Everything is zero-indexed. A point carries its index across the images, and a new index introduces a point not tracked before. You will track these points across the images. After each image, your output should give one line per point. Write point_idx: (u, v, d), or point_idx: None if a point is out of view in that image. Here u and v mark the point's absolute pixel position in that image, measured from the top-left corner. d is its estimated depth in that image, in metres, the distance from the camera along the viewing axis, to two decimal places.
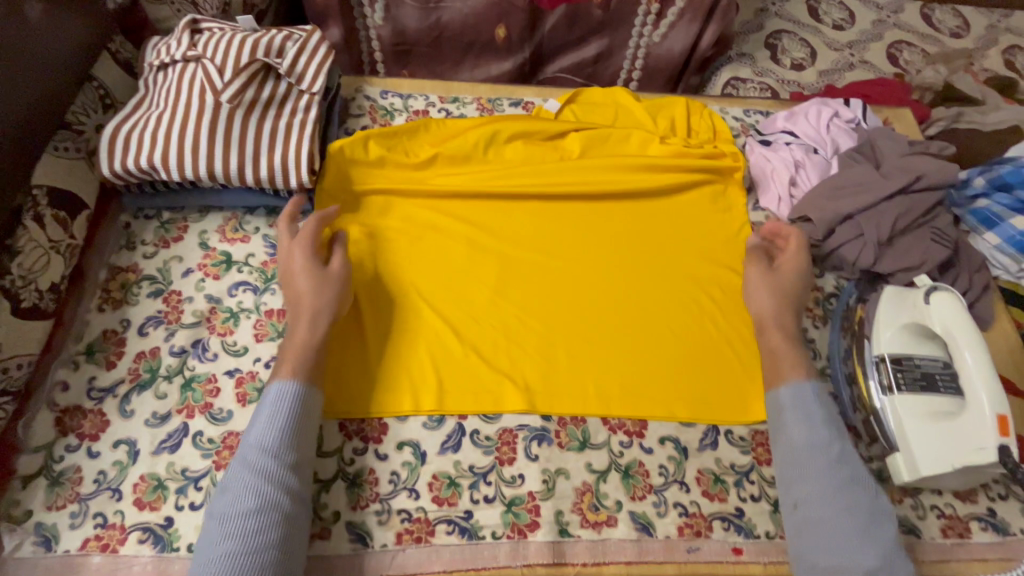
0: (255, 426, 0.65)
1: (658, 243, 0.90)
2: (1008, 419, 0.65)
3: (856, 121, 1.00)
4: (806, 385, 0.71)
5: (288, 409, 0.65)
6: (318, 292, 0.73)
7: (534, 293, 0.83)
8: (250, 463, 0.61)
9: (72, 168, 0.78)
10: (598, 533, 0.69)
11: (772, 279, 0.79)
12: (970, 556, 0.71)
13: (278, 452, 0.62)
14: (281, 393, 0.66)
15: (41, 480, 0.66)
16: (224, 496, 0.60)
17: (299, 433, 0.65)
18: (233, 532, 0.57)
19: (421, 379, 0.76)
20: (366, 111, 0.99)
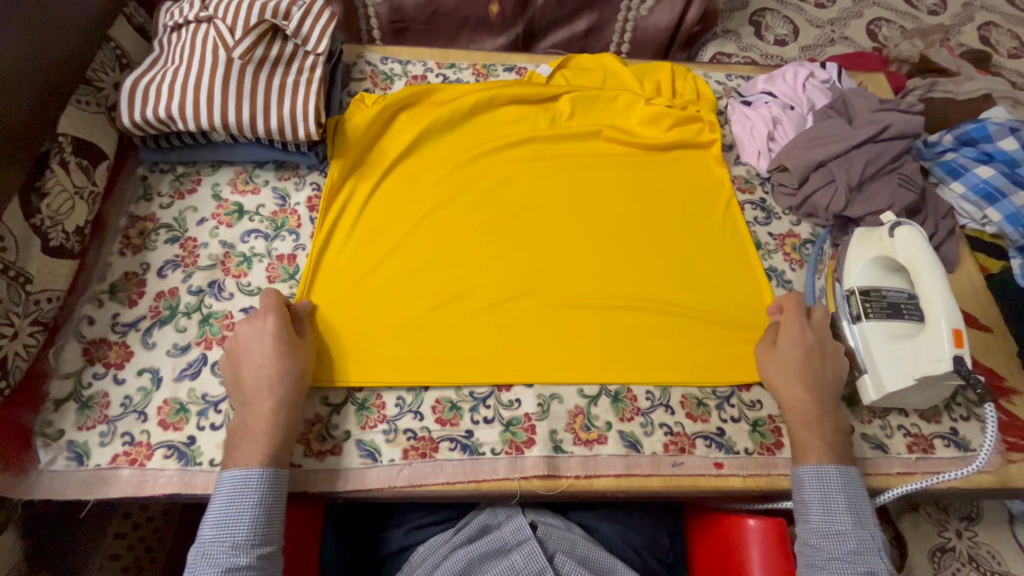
0: (217, 513, 0.63)
1: (647, 208, 0.93)
2: (962, 333, 0.72)
3: (830, 81, 1.05)
4: (830, 472, 0.69)
5: (257, 495, 0.64)
6: (287, 360, 0.71)
7: (530, 249, 0.88)
8: (215, 563, 0.61)
9: (94, 120, 0.82)
10: (590, 450, 0.74)
11: (781, 362, 0.77)
12: (931, 469, 0.77)
13: (243, 547, 0.61)
14: (246, 481, 0.64)
15: (71, 403, 0.71)
16: None
17: (265, 521, 0.64)
18: None
19: (422, 328, 0.80)
20: (367, 76, 1.05)
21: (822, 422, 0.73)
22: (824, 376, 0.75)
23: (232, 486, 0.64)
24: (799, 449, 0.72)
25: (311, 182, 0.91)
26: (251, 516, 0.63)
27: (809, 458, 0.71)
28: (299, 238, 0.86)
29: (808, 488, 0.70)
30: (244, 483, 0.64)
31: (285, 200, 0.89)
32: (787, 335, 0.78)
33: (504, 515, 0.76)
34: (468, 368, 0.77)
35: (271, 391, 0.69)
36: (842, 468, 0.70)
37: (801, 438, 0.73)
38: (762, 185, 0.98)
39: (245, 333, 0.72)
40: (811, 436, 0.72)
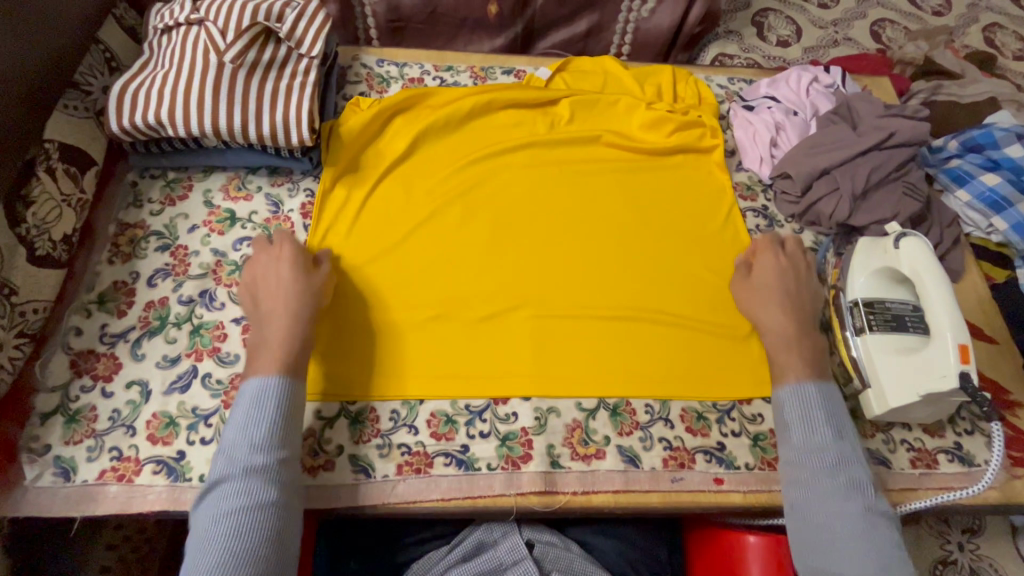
0: (235, 423, 0.64)
1: (648, 215, 0.92)
2: (969, 348, 0.69)
3: (834, 86, 1.03)
4: (810, 391, 0.71)
5: (272, 402, 0.65)
6: (308, 284, 0.74)
7: (529, 258, 0.86)
8: (233, 463, 0.62)
9: (82, 126, 0.81)
10: (587, 464, 0.73)
11: (756, 289, 0.81)
12: (935, 484, 0.76)
13: (259, 448, 0.62)
14: (263, 387, 0.66)
15: (58, 417, 0.69)
16: (210, 500, 0.60)
17: (284, 428, 0.65)
18: (224, 505, 0.59)
19: (418, 340, 0.78)
20: (363, 78, 1.03)
21: (800, 345, 0.75)
22: (801, 302, 0.79)
23: (252, 396, 0.65)
24: (778, 372, 0.74)
25: (305, 188, 0.90)
26: (268, 419, 0.64)
27: (788, 379, 0.73)
28: None
29: (788, 409, 0.71)
30: (263, 391, 0.65)
31: (278, 206, 0.88)
32: (762, 265, 0.82)
33: (500, 533, 0.75)
34: (464, 380, 0.76)
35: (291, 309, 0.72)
36: (821, 386, 0.72)
37: (780, 360, 0.75)
38: (764, 192, 0.97)
39: (265, 261, 0.76)
40: (790, 358, 0.74)
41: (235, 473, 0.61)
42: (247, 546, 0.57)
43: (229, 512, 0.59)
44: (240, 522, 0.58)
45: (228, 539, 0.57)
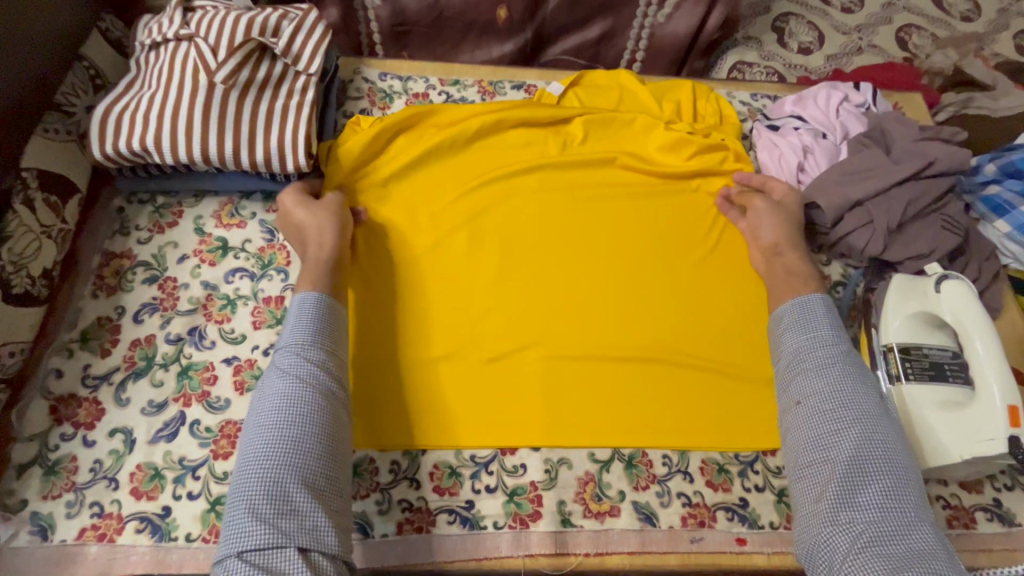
0: (283, 335, 0.66)
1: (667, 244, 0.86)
2: (1018, 410, 0.65)
3: (865, 105, 0.97)
4: (813, 297, 0.73)
5: (312, 311, 0.67)
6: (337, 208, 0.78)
7: (539, 293, 0.81)
8: (281, 365, 0.63)
9: (64, 150, 0.76)
10: (600, 523, 0.68)
11: (774, 209, 0.83)
12: (974, 546, 0.71)
13: (303, 351, 0.64)
14: (303, 300, 0.68)
15: (36, 469, 0.65)
16: (262, 401, 0.62)
17: (327, 337, 0.66)
18: (272, 403, 0.60)
19: (421, 382, 0.74)
20: (364, 93, 0.97)
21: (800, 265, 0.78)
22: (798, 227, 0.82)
23: (295, 309, 0.67)
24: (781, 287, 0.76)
25: None
26: (308, 325, 0.66)
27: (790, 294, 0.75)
28: (288, 277, 0.79)
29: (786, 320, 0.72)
30: (305, 303, 0.67)
31: (273, 234, 0.82)
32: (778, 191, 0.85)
33: None
34: (469, 428, 0.71)
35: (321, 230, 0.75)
36: (824, 295, 0.73)
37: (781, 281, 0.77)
38: None
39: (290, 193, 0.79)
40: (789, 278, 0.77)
41: (282, 374, 0.62)
42: (294, 439, 0.58)
43: (275, 408, 0.60)
44: (285, 418, 0.59)
45: (276, 430, 0.58)
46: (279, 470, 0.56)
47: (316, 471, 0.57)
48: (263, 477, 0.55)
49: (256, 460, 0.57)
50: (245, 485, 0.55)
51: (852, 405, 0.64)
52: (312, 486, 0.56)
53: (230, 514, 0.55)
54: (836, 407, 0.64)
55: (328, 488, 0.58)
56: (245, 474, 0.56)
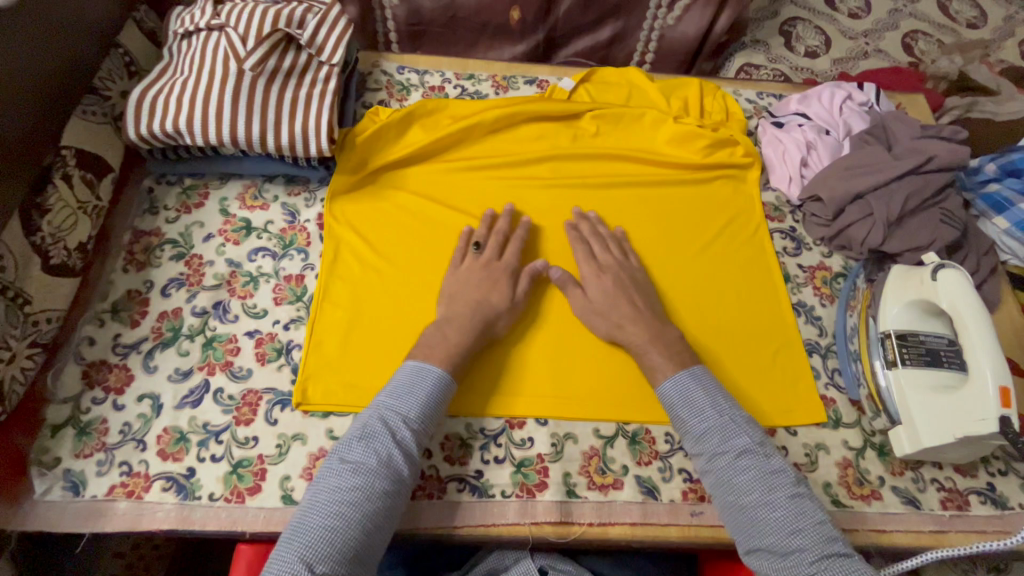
0: (394, 394, 0.66)
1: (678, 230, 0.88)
2: (1011, 391, 0.66)
3: (868, 104, 1.00)
4: (684, 377, 0.69)
5: (430, 387, 0.67)
6: (505, 275, 0.78)
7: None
8: (387, 427, 0.63)
9: (100, 131, 0.80)
10: (604, 495, 0.71)
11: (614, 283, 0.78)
12: (966, 527, 0.73)
13: (410, 423, 0.64)
14: (430, 370, 0.68)
15: (68, 429, 0.68)
16: (352, 450, 0.61)
17: (431, 413, 0.67)
18: (365, 462, 0.60)
19: (487, 383, 0.75)
20: (382, 86, 1.01)
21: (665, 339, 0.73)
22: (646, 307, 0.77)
23: (414, 374, 0.68)
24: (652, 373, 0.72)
25: (322, 198, 0.88)
26: (423, 400, 0.66)
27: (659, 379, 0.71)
28: (308, 257, 0.83)
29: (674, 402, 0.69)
30: (424, 370, 0.68)
31: (294, 216, 0.86)
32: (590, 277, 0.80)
33: (512, 559, 0.72)
34: (475, 403, 0.74)
35: (485, 295, 0.76)
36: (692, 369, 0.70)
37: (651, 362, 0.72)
38: (792, 213, 0.94)
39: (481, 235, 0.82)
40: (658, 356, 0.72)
41: (387, 437, 0.62)
42: (369, 510, 0.58)
43: (368, 470, 0.60)
44: (372, 483, 0.59)
45: (360, 494, 0.58)
46: (345, 534, 0.56)
47: (371, 544, 0.57)
48: (327, 536, 0.55)
49: (330, 515, 0.56)
50: (304, 535, 0.55)
51: (784, 462, 0.64)
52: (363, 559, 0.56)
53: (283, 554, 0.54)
54: (732, 480, 0.63)
55: (368, 564, 0.57)
56: (310, 524, 0.56)
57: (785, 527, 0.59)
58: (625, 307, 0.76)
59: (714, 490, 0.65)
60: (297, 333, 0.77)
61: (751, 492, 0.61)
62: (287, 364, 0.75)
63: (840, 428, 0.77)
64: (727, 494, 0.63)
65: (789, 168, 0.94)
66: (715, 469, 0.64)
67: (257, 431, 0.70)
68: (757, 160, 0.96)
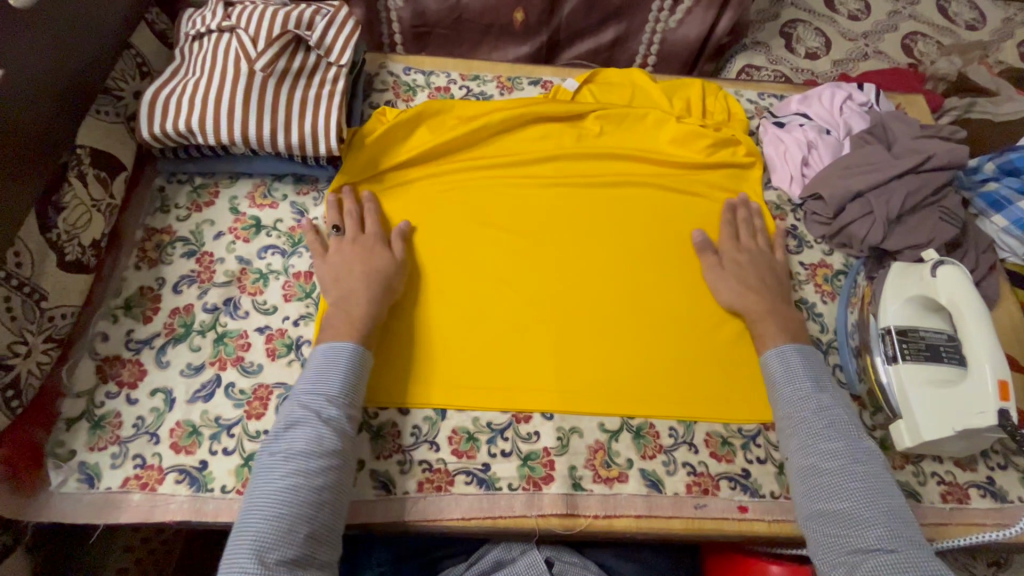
0: (311, 376, 0.68)
1: (732, 221, 0.90)
2: (1009, 385, 0.68)
3: (868, 105, 1.01)
4: (790, 351, 0.74)
5: (346, 363, 0.69)
6: (378, 243, 0.81)
7: (494, 269, 0.84)
8: (311, 409, 0.65)
9: (113, 130, 0.81)
10: (610, 488, 0.72)
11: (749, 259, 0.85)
12: (966, 519, 0.74)
13: (334, 400, 0.66)
14: (340, 348, 0.70)
15: (83, 423, 0.70)
16: (282, 437, 0.63)
17: (355, 388, 0.69)
18: (297, 445, 0.62)
19: (399, 361, 0.77)
20: (389, 86, 1.02)
21: (775, 314, 0.79)
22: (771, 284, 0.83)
23: (327, 356, 0.69)
24: (763, 338, 0.78)
25: (329, 197, 0.89)
26: (341, 376, 0.68)
27: (769, 344, 0.76)
28: None
29: (774, 369, 0.74)
30: (337, 350, 0.70)
31: (303, 215, 0.87)
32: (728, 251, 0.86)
33: (518, 551, 0.74)
34: (482, 400, 0.75)
35: (369, 263, 0.78)
36: (799, 345, 0.75)
37: (762, 328, 0.78)
38: (793, 212, 0.95)
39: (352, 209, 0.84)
40: (772, 325, 0.78)
41: (311, 418, 0.64)
42: (309, 487, 0.59)
43: (302, 451, 0.61)
44: (307, 463, 0.61)
45: (296, 475, 0.60)
46: (291, 514, 0.57)
47: (322, 520, 0.59)
48: (274, 518, 0.57)
49: (272, 501, 0.58)
50: (253, 523, 0.57)
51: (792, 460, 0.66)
52: (317, 534, 0.58)
53: (236, 546, 0.56)
54: (815, 446, 0.67)
55: (324, 539, 0.59)
56: (256, 512, 0.58)
57: (860, 497, 0.62)
58: (747, 289, 0.81)
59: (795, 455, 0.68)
60: (305, 329, 0.79)
61: (834, 460, 0.65)
62: (297, 360, 0.76)
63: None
64: (804, 460, 0.66)
65: (790, 168, 0.96)
66: (800, 433, 0.68)
67: (267, 424, 0.72)
68: (759, 159, 0.97)
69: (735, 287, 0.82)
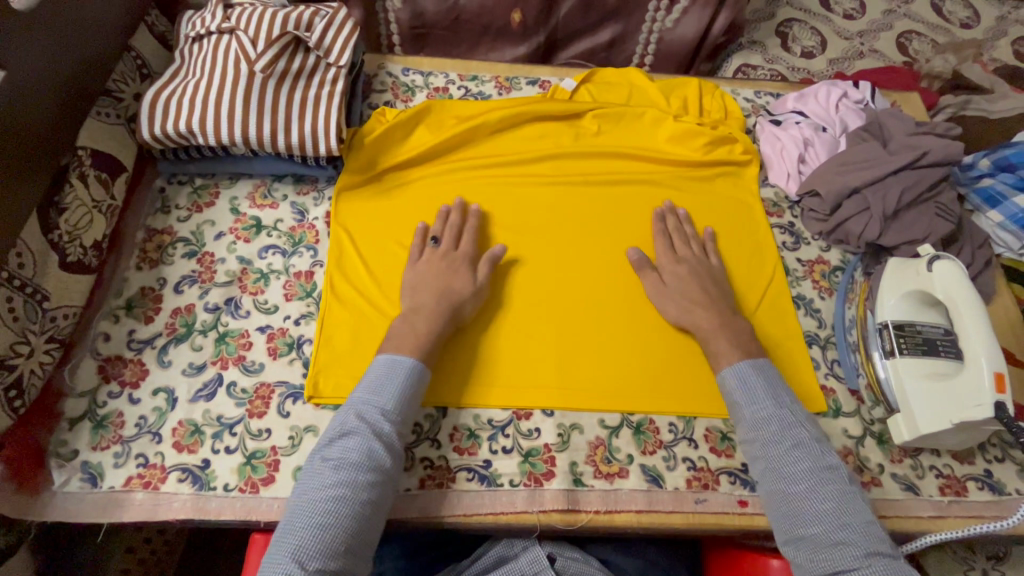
0: (368, 385, 0.68)
1: (667, 232, 0.88)
2: (1005, 377, 0.69)
3: (864, 102, 1.02)
4: (746, 366, 0.72)
5: (403, 376, 0.69)
6: (465, 264, 0.80)
7: (549, 275, 0.85)
8: (365, 420, 0.65)
9: (114, 131, 0.82)
10: (610, 483, 0.73)
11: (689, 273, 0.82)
12: (964, 512, 0.74)
13: (388, 413, 0.66)
14: (404, 363, 0.70)
15: (86, 422, 0.70)
16: (333, 445, 0.63)
17: (409, 402, 0.68)
18: (347, 456, 0.62)
19: None
20: (388, 87, 1.03)
21: (729, 330, 0.76)
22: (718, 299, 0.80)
23: (386, 366, 0.69)
24: (715, 359, 0.75)
25: (330, 197, 0.90)
26: (399, 388, 0.68)
27: (723, 364, 0.74)
28: (317, 254, 0.85)
29: (732, 389, 0.72)
30: (396, 363, 0.69)
31: (303, 215, 0.88)
32: (667, 269, 0.83)
33: (520, 548, 0.75)
34: (482, 395, 0.76)
35: (447, 282, 0.77)
36: (754, 360, 0.73)
37: (713, 348, 0.76)
38: (791, 209, 0.96)
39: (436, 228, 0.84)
40: (723, 342, 0.75)
41: (365, 430, 0.64)
42: (356, 501, 0.60)
43: (351, 462, 0.61)
44: (357, 475, 0.61)
45: (345, 486, 0.60)
46: (335, 525, 0.58)
47: (361, 535, 0.59)
48: (319, 527, 0.57)
49: (318, 509, 0.58)
50: (296, 530, 0.57)
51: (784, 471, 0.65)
52: (355, 549, 0.58)
53: (279, 548, 0.57)
54: (780, 470, 0.66)
55: (361, 555, 0.59)
56: (300, 519, 0.58)
57: (833, 519, 0.61)
58: (691, 306, 0.79)
59: (763, 478, 0.67)
60: (307, 328, 0.79)
61: (800, 483, 0.64)
62: (299, 358, 0.77)
63: (840, 417, 0.79)
64: (775, 482, 0.65)
65: (787, 166, 0.96)
66: (768, 455, 0.67)
67: (269, 423, 0.72)
68: (756, 157, 0.98)
69: (681, 304, 0.80)
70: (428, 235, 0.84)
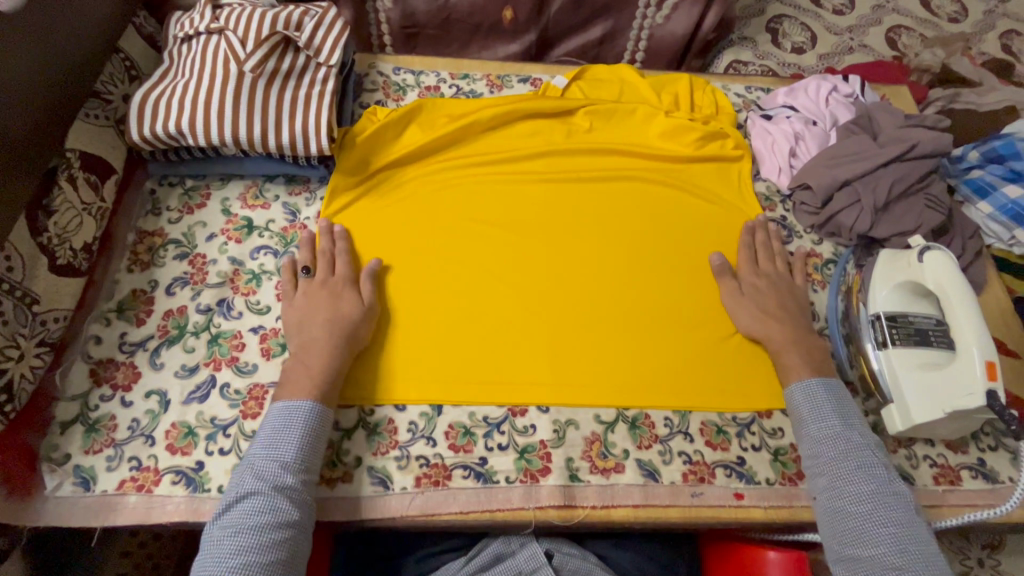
0: (265, 439, 0.65)
1: (754, 244, 0.88)
2: (996, 365, 0.69)
3: (853, 96, 1.03)
4: (815, 383, 0.73)
5: (302, 422, 0.66)
6: (346, 286, 0.78)
7: (490, 269, 0.84)
8: (265, 476, 0.62)
9: (103, 133, 0.81)
10: (607, 478, 0.73)
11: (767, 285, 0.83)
12: (959, 501, 0.75)
13: (290, 464, 0.63)
14: (298, 408, 0.67)
15: (78, 426, 0.70)
16: (233, 509, 0.60)
17: (311, 449, 0.66)
18: (250, 518, 0.59)
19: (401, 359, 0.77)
20: (379, 87, 1.03)
21: (801, 345, 0.77)
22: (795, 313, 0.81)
23: (282, 416, 0.66)
24: (785, 370, 0.76)
25: (322, 197, 0.89)
26: (298, 437, 0.65)
27: (794, 377, 0.75)
28: None
29: (798, 402, 0.73)
30: (294, 409, 0.67)
31: (295, 215, 0.87)
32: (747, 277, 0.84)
33: (517, 544, 0.75)
34: (480, 393, 0.75)
35: (333, 308, 0.75)
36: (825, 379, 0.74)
37: (786, 359, 0.76)
38: (783, 202, 0.96)
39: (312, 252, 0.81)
40: (796, 356, 0.76)
41: (264, 488, 0.61)
42: (263, 563, 0.57)
43: (254, 524, 0.59)
44: (260, 538, 0.58)
45: (247, 552, 0.57)
46: None
47: None
48: None
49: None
50: None
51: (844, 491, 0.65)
52: None
53: None
54: (842, 489, 0.66)
55: None
56: None
57: (893, 544, 0.61)
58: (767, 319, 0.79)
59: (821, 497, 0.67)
60: None
61: (863, 504, 0.64)
62: None
63: None
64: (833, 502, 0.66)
65: (779, 160, 0.97)
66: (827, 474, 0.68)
67: None
68: (747, 152, 0.98)
69: (754, 312, 0.80)
70: (298, 268, 0.80)
